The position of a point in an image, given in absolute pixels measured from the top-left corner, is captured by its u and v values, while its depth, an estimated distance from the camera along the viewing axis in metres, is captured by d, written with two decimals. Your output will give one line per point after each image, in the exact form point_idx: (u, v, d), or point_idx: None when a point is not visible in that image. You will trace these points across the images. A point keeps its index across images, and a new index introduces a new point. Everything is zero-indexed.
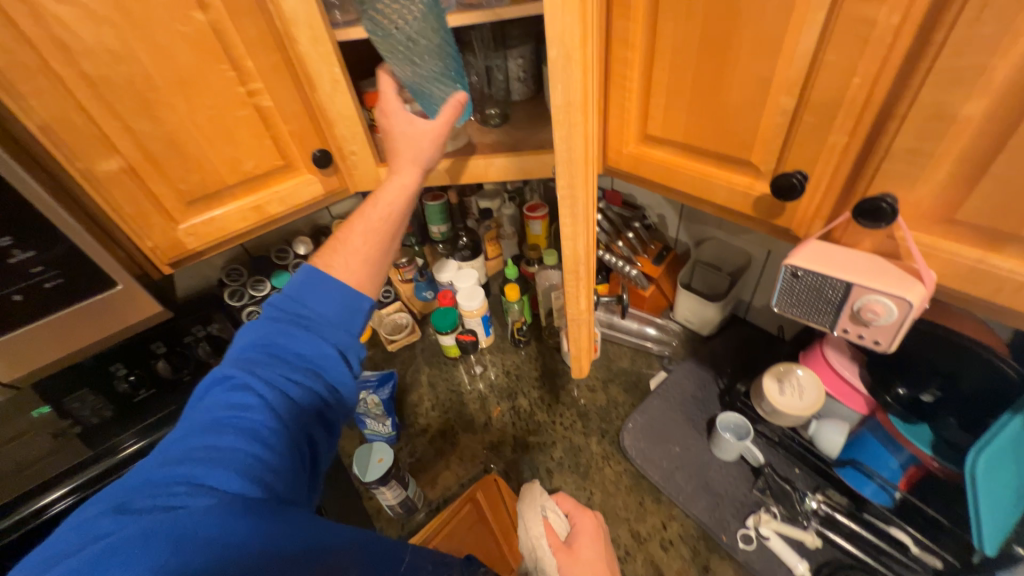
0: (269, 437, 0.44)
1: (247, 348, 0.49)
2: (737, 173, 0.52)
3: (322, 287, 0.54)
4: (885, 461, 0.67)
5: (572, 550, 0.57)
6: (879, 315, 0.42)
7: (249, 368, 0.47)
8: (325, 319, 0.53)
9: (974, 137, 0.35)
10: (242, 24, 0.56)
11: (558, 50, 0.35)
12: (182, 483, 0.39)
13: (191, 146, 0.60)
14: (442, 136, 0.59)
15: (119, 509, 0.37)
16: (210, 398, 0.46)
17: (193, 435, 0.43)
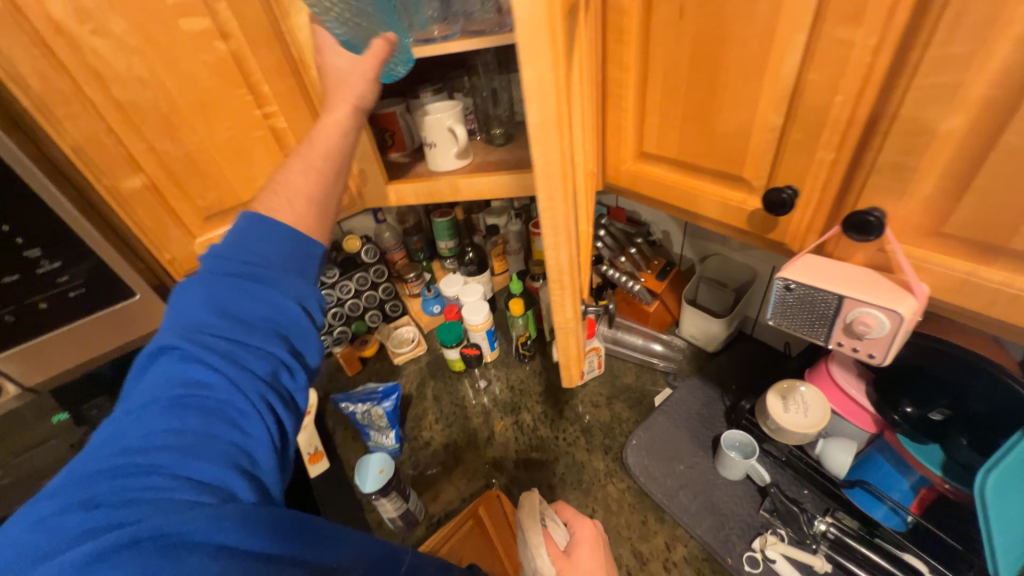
0: (244, 416, 0.41)
1: (194, 317, 0.44)
2: (730, 188, 0.53)
3: (268, 241, 0.49)
4: (895, 483, 0.65)
5: (571, 559, 0.57)
6: (871, 327, 0.42)
7: (203, 339, 0.43)
8: (277, 279, 0.48)
9: (956, 151, 0.35)
10: (261, 53, 0.60)
11: (533, 73, 0.36)
12: (156, 473, 0.35)
13: (210, 165, 0.64)
14: (371, 72, 0.54)
15: (87, 506, 0.32)
16: (162, 379, 0.41)
17: (151, 418, 0.38)
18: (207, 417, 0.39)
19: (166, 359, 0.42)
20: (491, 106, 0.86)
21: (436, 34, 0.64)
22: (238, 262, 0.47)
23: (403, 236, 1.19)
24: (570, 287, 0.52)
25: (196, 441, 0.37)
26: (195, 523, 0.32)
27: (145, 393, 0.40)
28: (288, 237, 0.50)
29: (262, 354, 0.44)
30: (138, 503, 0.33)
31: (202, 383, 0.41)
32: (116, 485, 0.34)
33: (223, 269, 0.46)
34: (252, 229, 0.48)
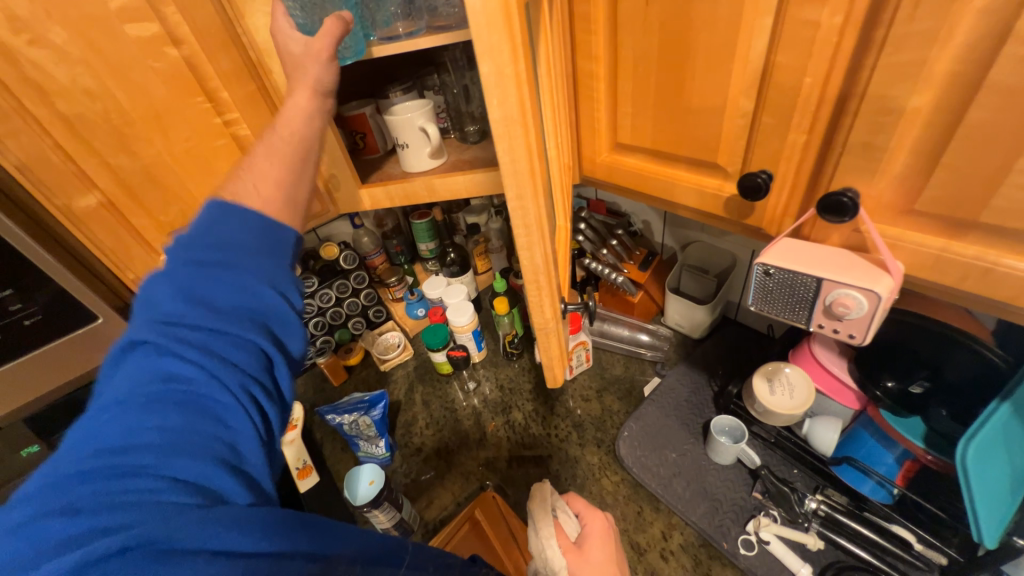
0: (229, 409, 0.38)
1: (167, 299, 0.40)
2: (706, 176, 0.53)
3: (234, 216, 0.44)
4: (880, 458, 0.66)
5: (582, 552, 0.56)
6: (850, 309, 0.42)
7: (176, 330, 0.38)
8: (252, 252, 0.44)
9: (925, 127, 0.35)
10: (216, 58, 0.57)
11: (491, 66, 0.35)
12: (138, 475, 0.32)
13: (170, 178, 0.61)
14: (325, 50, 0.53)
15: (66, 512, 0.30)
16: (134, 370, 0.37)
17: (126, 416, 0.35)
18: (190, 414, 0.36)
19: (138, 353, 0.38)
20: (464, 104, 0.82)
21: (400, 31, 0.61)
22: (203, 241, 0.42)
23: (382, 240, 1.17)
24: (547, 287, 0.52)
25: (180, 438, 0.34)
26: (185, 530, 0.30)
27: (117, 388, 0.37)
28: (255, 225, 0.45)
29: (244, 345, 0.40)
30: (119, 507, 0.30)
31: (181, 376, 0.37)
32: (93, 489, 0.31)
33: (192, 254, 0.42)
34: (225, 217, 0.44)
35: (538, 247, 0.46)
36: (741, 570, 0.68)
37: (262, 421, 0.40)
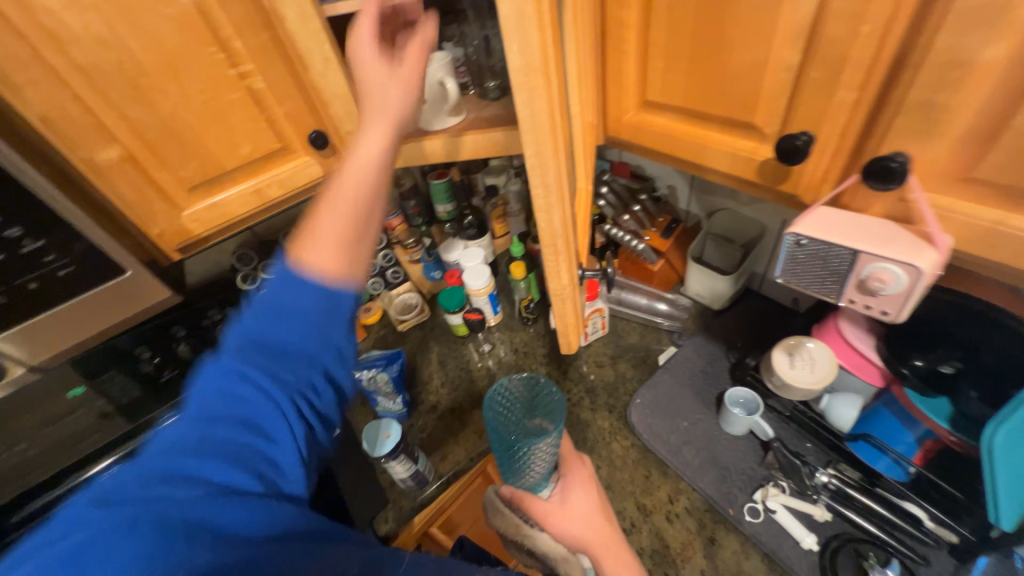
0: (275, 433, 0.41)
1: (185, 424, 0.39)
2: (740, 137, 0.49)
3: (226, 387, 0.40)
4: (900, 436, 0.65)
5: (565, 506, 0.57)
6: (886, 283, 0.40)
7: (204, 433, 0.38)
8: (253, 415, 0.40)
9: (996, 83, 0.31)
10: (229, 5, 0.55)
11: (512, 8, 0.36)
12: (164, 480, 0.36)
13: (187, 132, 0.61)
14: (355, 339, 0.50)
15: (100, 504, 0.34)
16: (208, 383, 0.41)
17: (180, 430, 0.38)
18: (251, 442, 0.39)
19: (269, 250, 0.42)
20: (484, 59, 0.78)
21: None
22: (223, 411, 0.39)
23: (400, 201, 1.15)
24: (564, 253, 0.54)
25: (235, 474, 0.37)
26: (226, 520, 0.35)
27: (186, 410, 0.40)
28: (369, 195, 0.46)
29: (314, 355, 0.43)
30: (155, 500, 0.35)
31: (246, 400, 0.40)
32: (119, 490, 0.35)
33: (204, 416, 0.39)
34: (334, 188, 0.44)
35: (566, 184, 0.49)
36: (744, 535, 0.70)
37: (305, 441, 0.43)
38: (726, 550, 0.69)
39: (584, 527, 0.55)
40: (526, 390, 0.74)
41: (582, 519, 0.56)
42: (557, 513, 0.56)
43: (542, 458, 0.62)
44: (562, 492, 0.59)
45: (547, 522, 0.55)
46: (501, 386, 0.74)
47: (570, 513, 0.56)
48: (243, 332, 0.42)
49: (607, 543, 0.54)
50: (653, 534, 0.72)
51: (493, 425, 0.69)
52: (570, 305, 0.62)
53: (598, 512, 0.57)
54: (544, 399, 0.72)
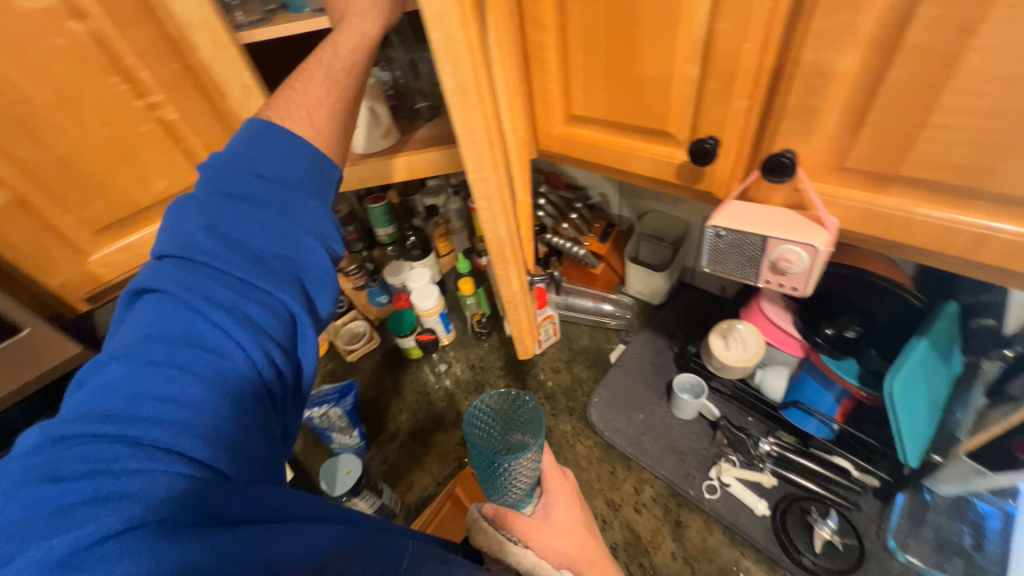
0: (241, 387, 0.36)
1: (139, 347, 0.35)
2: (658, 144, 0.54)
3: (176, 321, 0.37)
4: (822, 398, 0.73)
5: (551, 521, 0.59)
6: (792, 262, 0.45)
7: (146, 354, 0.35)
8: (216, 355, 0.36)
9: (853, 88, 0.38)
10: (131, 34, 0.51)
11: (441, 32, 0.37)
12: (119, 443, 0.31)
13: (90, 170, 0.55)
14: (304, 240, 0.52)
15: (46, 478, 0.29)
16: (150, 317, 0.37)
17: (133, 380, 0.34)
18: (205, 383, 0.35)
19: (194, 209, 0.41)
20: (412, 81, 0.80)
21: None
22: (176, 344, 0.36)
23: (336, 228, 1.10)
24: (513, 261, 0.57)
25: (191, 412, 0.33)
26: (178, 499, 0.30)
27: (131, 341, 0.36)
28: (303, 151, 0.47)
29: (270, 305, 0.40)
30: (108, 472, 0.30)
31: (208, 343, 0.37)
32: (42, 458, 0.30)
33: (152, 359, 0.35)
34: (257, 135, 0.46)
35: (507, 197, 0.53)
36: (706, 512, 0.74)
37: (274, 384, 0.39)
38: (692, 530, 0.73)
39: (569, 541, 0.56)
40: (505, 405, 0.73)
41: (566, 534, 0.57)
42: (542, 528, 0.56)
43: (524, 476, 0.63)
44: (544, 508, 0.61)
45: (532, 537, 0.54)
46: (479, 405, 0.72)
47: (556, 527, 0.58)
48: (187, 247, 0.40)
49: (591, 558, 0.55)
50: (624, 526, 0.74)
51: (473, 444, 0.68)
52: (525, 309, 0.64)
53: (582, 523, 0.60)
54: (523, 411, 0.72)
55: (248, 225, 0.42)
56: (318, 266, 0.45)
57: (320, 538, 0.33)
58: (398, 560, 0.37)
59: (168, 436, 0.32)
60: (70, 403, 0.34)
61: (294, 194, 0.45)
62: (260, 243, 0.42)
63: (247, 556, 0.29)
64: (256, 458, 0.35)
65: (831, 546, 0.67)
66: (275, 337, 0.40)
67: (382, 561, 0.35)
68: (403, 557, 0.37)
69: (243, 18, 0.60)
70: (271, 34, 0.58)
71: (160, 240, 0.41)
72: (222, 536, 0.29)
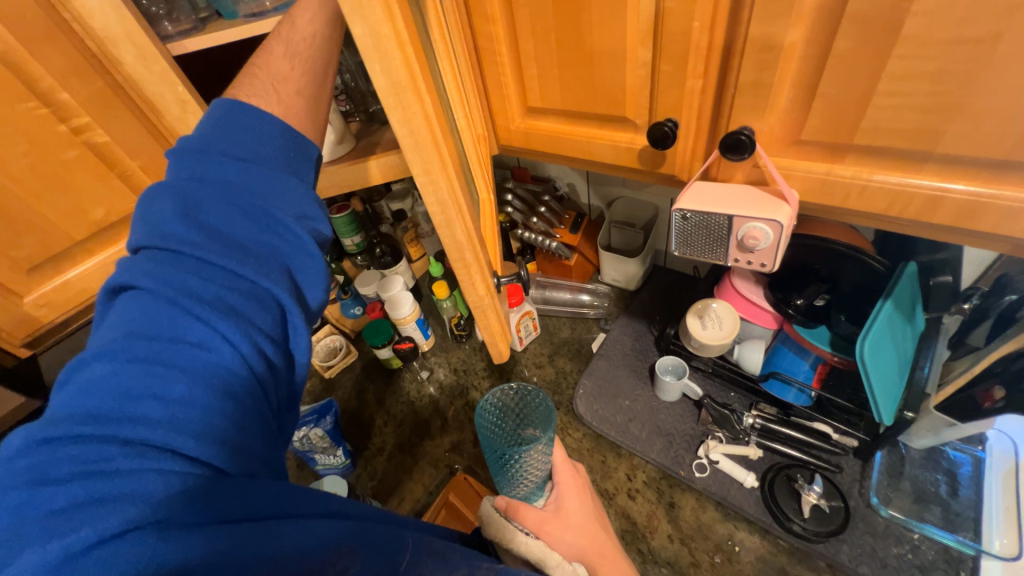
0: (234, 381, 0.33)
1: (117, 343, 0.32)
2: (618, 130, 0.53)
3: (156, 312, 0.33)
4: (798, 366, 0.74)
5: (563, 514, 0.58)
6: (759, 240, 0.45)
7: (130, 353, 0.31)
8: (204, 345, 0.33)
9: (802, 60, 0.38)
10: (43, 52, 0.46)
11: (365, 28, 0.34)
12: (107, 444, 0.28)
13: (12, 206, 0.51)
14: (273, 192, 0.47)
15: (34, 483, 0.26)
16: (129, 309, 0.33)
17: (115, 377, 0.30)
18: (193, 377, 0.31)
19: (166, 194, 0.38)
20: (364, 83, 0.77)
21: (267, 5, 0.58)
22: (160, 338, 0.32)
23: None
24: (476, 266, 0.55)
25: (182, 409, 0.30)
26: (182, 502, 0.27)
27: (109, 336, 0.32)
28: (276, 131, 0.44)
29: (256, 292, 0.36)
30: (100, 477, 0.27)
31: (191, 336, 0.33)
32: (26, 463, 0.27)
33: (134, 356, 0.31)
34: (229, 119, 0.43)
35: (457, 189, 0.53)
36: (698, 491, 0.75)
37: (269, 377, 0.36)
38: (686, 510, 0.73)
39: (582, 534, 0.56)
40: (516, 398, 0.70)
41: (579, 527, 0.57)
42: (554, 521, 0.56)
43: (535, 467, 0.61)
44: (555, 500, 0.60)
45: (543, 530, 0.54)
46: (490, 399, 0.70)
47: (568, 518, 0.58)
48: (161, 230, 0.36)
49: (604, 551, 0.55)
50: (620, 515, 0.74)
51: (484, 438, 0.65)
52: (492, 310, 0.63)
53: (593, 517, 0.59)
54: (533, 403, 0.69)
55: (225, 209, 0.38)
56: (305, 250, 0.41)
57: (322, 535, 0.30)
58: (398, 560, 0.31)
59: (161, 434, 0.29)
60: (50, 404, 0.30)
61: (272, 176, 0.42)
62: (239, 228, 0.38)
63: (252, 556, 0.27)
64: (257, 454, 0.32)
65: (819, 510, 0.68)
66: (266, 328, 0.36)
67: (386, 559, 0.31)
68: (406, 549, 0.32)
69: (171, 28, 0.56)
70: (203, 44, 0.55)
71: (132, 231, 0.37)
72: (226, 535, 0.27)
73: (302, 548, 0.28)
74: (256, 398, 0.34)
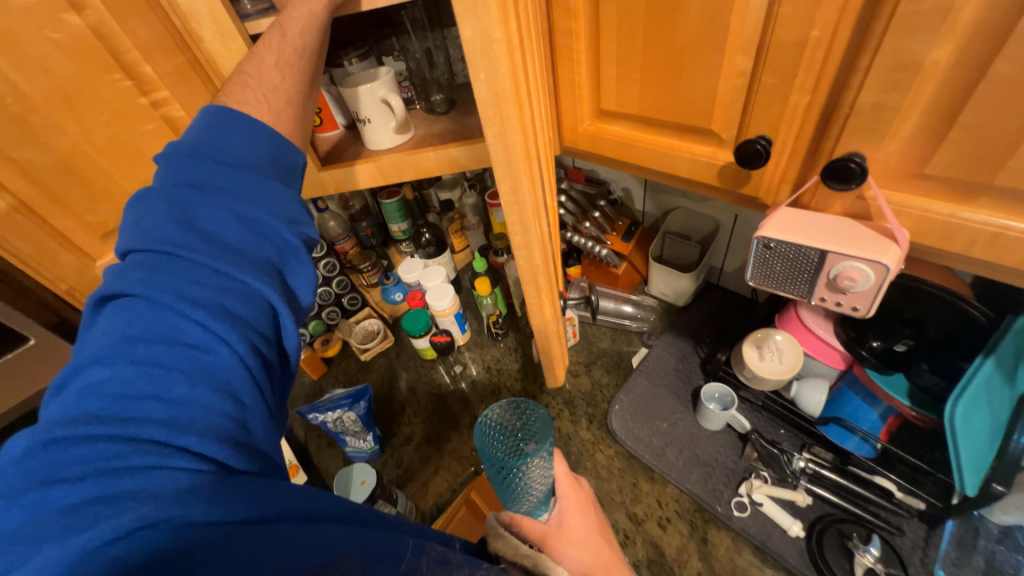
0: (232, 378, 0.33)
1: (118, 347, 0.31)
2: (699, 143, 0.49)
3: (154, 316, 0.33)
4: (866, 415, 0.68)
5: (565, 530, 0.55)
6: (856, 281, 0.41)
7: (133, 355, 0.31)
8: (202, 343, 0.33)
9: (941, 83, 0.33)
10: (131, 26, 0.47)
11: None
12: (113, 443, 0.28)
13: (94, 173, 0.54)
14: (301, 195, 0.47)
15: (48, 482, 0.26)
16: (126, 316, 0.33)
17: (121, 377, 0.30)
18: (193, 378, 0.31)
19: (154, 204, 0.37)
20: (428, 71, 0.75)
21: None
22: (160, 340, 0.32)
23: (350, 223, 1.06)
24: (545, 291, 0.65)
25: (183, 408, 0.30)
26: (187, 492, 0.27)
27: (107, 343, 0.32)
28: (263, 136, 0.44)
29: (248, 294, 0.37)
30: (106, 474, 0.26)
31: (190, 335, 0.33)
32: (35, 463, 0.27)
33: (137, 359, 0.31)
34: (211, 124, 0.42)
35: (529, 210, 0.52)
36: (735, 531, 0.70)
37: (264, 381, 0.36)
38: (720, 549, 0.69)
39: (586, 550, 0.53)
40: (513, 410, 0.71)
41: (582, 542, 0.53)
42: (558, 536, 0.53)
43: (538, 480, 0.61)
44: (558, 514, 0.57)
45: (548, 543, 0.51)
46: (488, 416, 0.69)
47: (569, 536, 0.54)
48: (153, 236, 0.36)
49: (609, 566, 0.51)
50: (648, 542, 0.71)
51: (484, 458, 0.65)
52: (554, 336, 0.74)
53: (597, 534, 0.56)
54: (532, 420, 0.69)
55: (217, 214, 0.38)
56: (295, 254, 0.41)
57: (326, 537, 0.28)
58: (396, 560, 0.29)
59: (165, 432, 0.29)
60: (53, 410, 0.30)
61: (259, 181, 0.41)
62: (231, 233, 0.38)
63: (255, 555, 0.25)
64: (257, 452, 0.33)
65: None
66: (259, 327, 0.36)
67: (382, 561, 0.28)
68: (405, 548, 0.30)
69: None
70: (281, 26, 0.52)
71: (124, 241, 0.36)
72: (228, 532, 0.26)
73: (307, 546, 0.27)
74: (254, 395, 0.34)
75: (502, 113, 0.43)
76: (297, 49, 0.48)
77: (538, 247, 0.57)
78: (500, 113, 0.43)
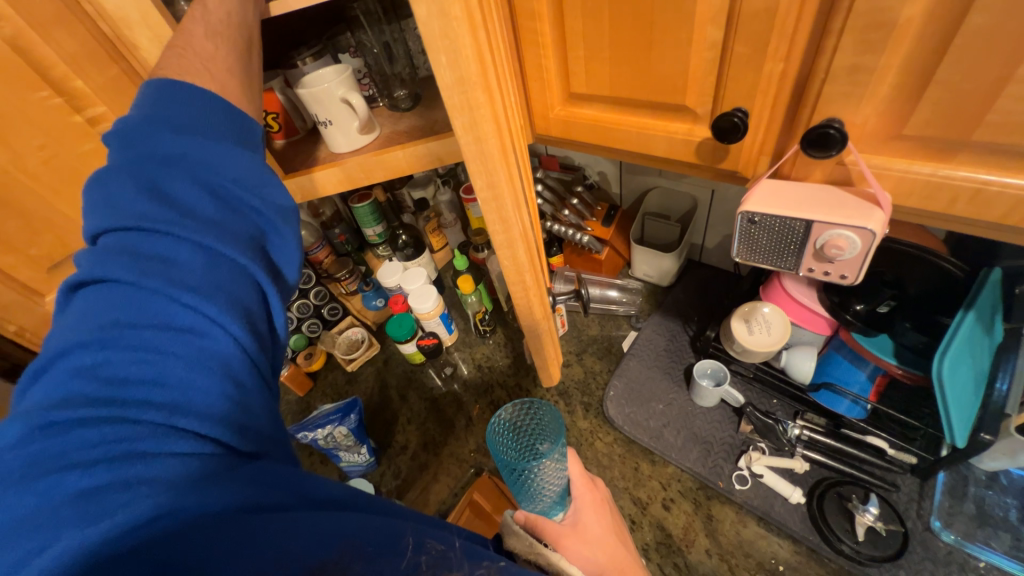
0: (232, 361, 0.30)
1: (101, 326, 0.28)
2: (674, 120, 0.48)
3: (136, 293, 0.29)
4: (854, 377, 0.68)
5: (578, 530, 0.53)
6: (843, 249, 0.41)
7: (122, 334, 0.27)
8: (197, 320, 0.29)
9: (915, 41, 0.32)
10: (54, 37, 0.42)
11: None
12: (113, 428, 0.25)
13: (30, 202, 0.49)
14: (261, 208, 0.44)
15: (42, 470, 0.23)
16: (102, 293, 0.29)
17: (112, 358, 0.27)
18: (192, 362, 0.28)
19: (120, 182, 0.32)
20: (387, 65, 0.71)
21: None
22: (150, 320, 0.28)
23: (323, 231, 1.01)
24: (531, 287, 0.63)
25: (185, 393, 0.27)
26: (204, 483, 0.24)
27: (84, 323, 0.28)
28: (219, 112, 0.38)
29: (237, 271, 0.33)
30: (108, 463, 0.23)
31: (181, 316, 0.29)
32: (24, 451, 0.23)
33: (126, 338, 0.27)
34: (160, 100, 0.36)
35: (508, 204, 0.50)
36: (738, 504, 0.71)
37: (266, 371, 0.33)
38: (725, 524, 0.70)
39: (599, 550, 0.51)
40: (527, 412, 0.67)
41: (595, 542, 0.52)
42: (569, 535, 0.51)
43: (551, 479, 0.58)
44: (573, 514, 0.55)
45: (558, 543, 0.50)
46: (499, 417, 0.66)
47: (580, 535, 0.52)
48: (120, 208, 0.31)
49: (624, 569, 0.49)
50: (654, 525, 0.71)
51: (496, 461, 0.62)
52: (549, 337, 0.74)
53: (612, 535, 0.53)
54: (544, 418, 0.66)
55: (191, 189, 0.33)
56: (279, 234, 0.37)
57: (321, 531, 0.25)
58: (397, 557, 0.26)
59: (167, 415, 0.26)
60: (31, 395, 0.26)
61: (228, 152, 0.36)
62: (208, 209, 0.33)
63: (262, 547, 0.23)
64: (262, 435, 0.30)
65: (874, 533, 0.64)
66: (253, 308, 0.33)
67: (382, 556, 0.26)
68: (405, 544, 0.27)
69: None
70: None
71: (86, 218, 0.31)
72: (228, 525, 0.23)
73: (309, 541, 0.24)
74: (258, 374, 0.32)
75: (470, 102, 0.41)
76: (231, 47, 0.44)
77: (521, 246, 0.56)
78: (468, 100, 0.41)
